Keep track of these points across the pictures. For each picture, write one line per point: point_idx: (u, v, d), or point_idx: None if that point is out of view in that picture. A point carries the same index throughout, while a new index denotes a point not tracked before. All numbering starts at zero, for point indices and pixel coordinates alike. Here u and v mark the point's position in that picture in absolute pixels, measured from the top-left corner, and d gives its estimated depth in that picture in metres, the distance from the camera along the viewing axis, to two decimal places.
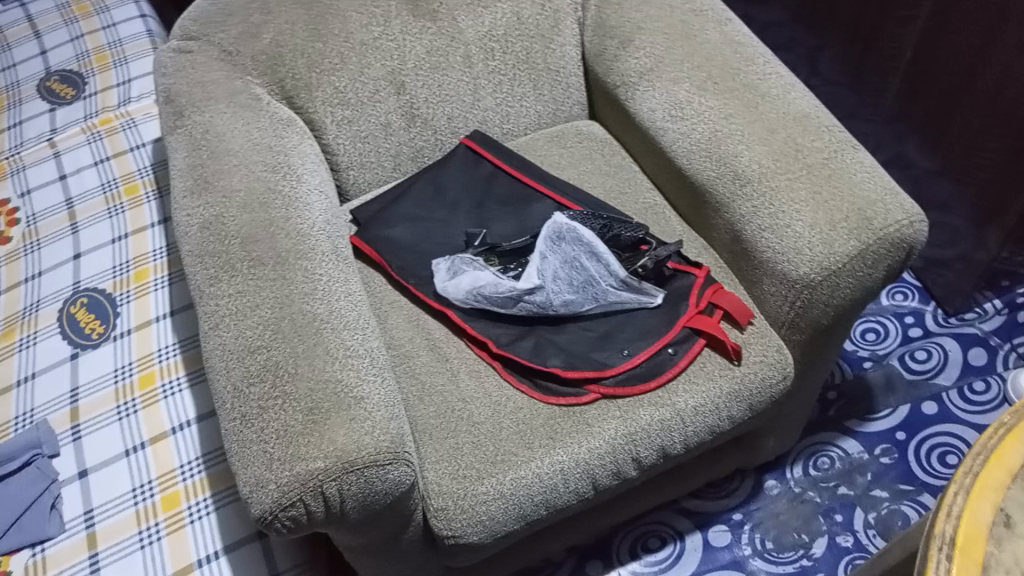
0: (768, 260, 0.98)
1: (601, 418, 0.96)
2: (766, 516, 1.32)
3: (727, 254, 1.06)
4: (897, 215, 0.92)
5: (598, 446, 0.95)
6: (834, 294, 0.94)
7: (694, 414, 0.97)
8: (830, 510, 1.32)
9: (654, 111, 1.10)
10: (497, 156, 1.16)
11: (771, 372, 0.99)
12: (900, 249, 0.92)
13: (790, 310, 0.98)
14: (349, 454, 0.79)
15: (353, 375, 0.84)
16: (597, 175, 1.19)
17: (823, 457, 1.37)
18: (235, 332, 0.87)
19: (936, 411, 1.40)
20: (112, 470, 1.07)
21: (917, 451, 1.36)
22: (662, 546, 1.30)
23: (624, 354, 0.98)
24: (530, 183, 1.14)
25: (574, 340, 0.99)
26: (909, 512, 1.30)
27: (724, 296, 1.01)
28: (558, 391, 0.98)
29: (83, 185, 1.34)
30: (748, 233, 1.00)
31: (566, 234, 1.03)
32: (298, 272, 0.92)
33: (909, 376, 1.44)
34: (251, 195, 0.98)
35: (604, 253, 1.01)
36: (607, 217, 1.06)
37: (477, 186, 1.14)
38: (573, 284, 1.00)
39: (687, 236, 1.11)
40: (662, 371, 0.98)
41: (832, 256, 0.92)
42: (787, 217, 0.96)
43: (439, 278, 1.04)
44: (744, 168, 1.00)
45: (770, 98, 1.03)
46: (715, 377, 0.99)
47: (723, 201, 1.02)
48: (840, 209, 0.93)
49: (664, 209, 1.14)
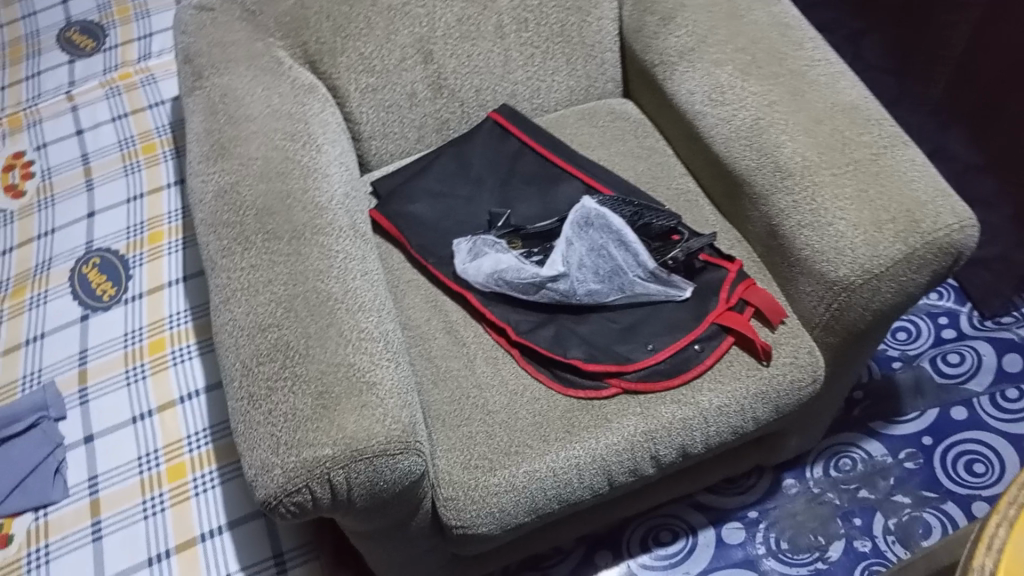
0: (806, 258, 0.93)
1: (621, 413, 0.93)
2: (782, 515, 1.29)
3: (762, 249, 1.02)
4: (947, 218, 0.87)
5: (616, 442, 0.92)
6: (874, 298, 0.89)
7: (717, 413, 0.94)
8: (849, 513, 1.28)
9: (692, 93, 1.05)
10: (525, 133, 1.12)
11: (801, 375, 0.96)
12: (947, 254, 0.87)
13: (826, 311, 0.94)
14: (359, 442, 0.76)
15: (366, 359, 0.81)
16: (628, 158, 1.14)
17: (845, 458, 1.33)
18: (246, 308, 0.84)
19: (966, 417, 1.36)
20: (119, 436, 1.05)
21: (943, 458, 1.32)
22: (674, 540, 1.27)
23: (649, 349, 0.94)
24: (559, 162, 1.09)
25: (597, 331, 0.96)
26: (931, 520, 1.27)
27: (756, 293, 0.97)
28: (578, 384, 0.94)
29: (99, 142, 1.30)
30: (786, 229, 0.95)
31: (594, 220, 0.98)
32: (314, 248, 0.88)
33: (940, 379, 1.39)
34: (268, 164, 0.94)
35: (634, 243, 0.97)
36: (639, 203, 1.01)
37: (504, 164, 1.10)
38: (599, 273, 0.96)
39: (720, 227, 1.06)
40: (687, 368, 0.95)
41: (875, 259, 0.87)
42: (830, 215, 0.91)
43: (459, 260, 1.00)
44: (786, 160, 0.95)
45: (818, 86, 0.98)
46: (741, 377, 0.95)
47: (761, 193, 0.97)
48: (886, 209, 0.88)
49: (697, 196, 1.10)
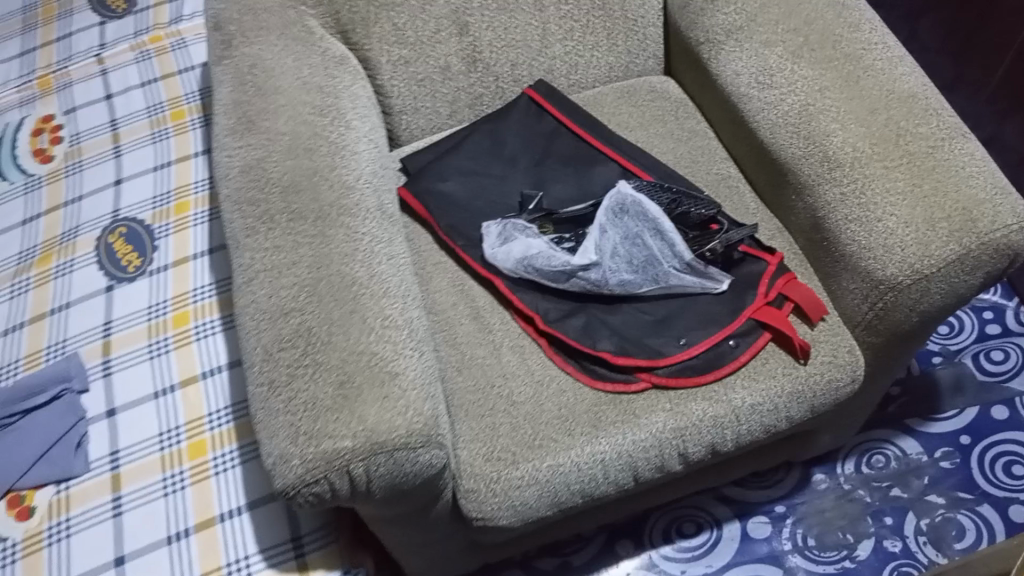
0: (851, 255, 0.89)
1: (649, 408, 0.90)
2: (810, 511, 1.26)
3: (804, 241, 0.97)
4: (1006, 218, 0.82)
5: (644, 438, 0.89)
6: (922, 299, 0.85)
7: (748, 412, 0.91)
8: (879, 512, 1.25)
9: (738, 75, 1.00)
10: (561, 112, 1.08)
11: (839, 375, 0.92)
12: (1004, 256, 0.82)
13: (869, 310, 0.89)
14: (379, 435, 0.74)
15: (390, 348, 0.79)
16: (667, 140, 1.10)
17: (879, 455, 1.29)
18: (269, 290, 0.82)
19: (1006, 417, 1.31)
20: (142, 411, 1.04)
21: (981, 459, 1.28)
22: (697, 533, 1.25)
23: (681, 344, 0.91)
24: (596, 144, 1.06)
25: (628, 323, 0.92)
26: (965, 522, 1.23)
27: (796, 288, 0.93)
28: (606, 377, 0.91)
29: (129, 107, 1.29)
30: (831, 222, 0.90)
31: (630, 207, 0.94)
32: (339, 230, 0.85)
33: (982, 377, 1.34)
34: (296, 139, 0.91)
35: (670, 232, 0.93)
36: (677, 190, 0.97)
37: (539, 143, 1.07)
38: (633, 262, 0.92)
39: (761, 216, 1.02)
40: (720, 364, 0.91)
41: (926, 259, 0.83)
42: (879, 209, 0.86)
43: (488, 243, 0.97)
44: (835, 150, 0.90)
45: (873, 72, 0.92)
46: (776, 375, 0.92)
47: (807, 183, 0.93)
48: (940, 205, 0.83)
49: (737, 182, 1.05)
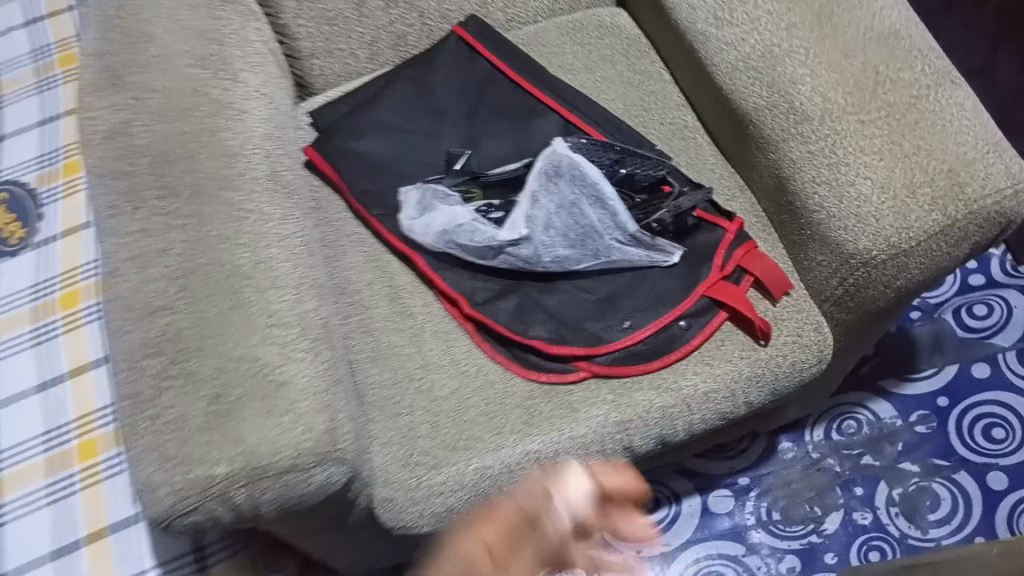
0: (819, 224, 0.76)
1: (589, 401, 0.80)
2: (775, 483, 1.17)
3: (768, 203, 0.85)
4: (998, 179, 0.70)
5: (583, 434, 0.78)
6: (898, 276, 0.73)
7: (701, 402, 0.80)
8: (849, 481, 1.17)
9: (695, 9, 0.86)
10: (495, 53, 0.94)
11: (803, 356, 0.82)
12: (993, 225, 0.71)
13: (838, 285, 0.78)
14: (261, 457, 0.63)
15: (275, 353, 0.67)
16: (617, 84, 0.96)
17: (850, 420, 1.20)
18: (133, 284, 0.69)
19: (987, 376, 1.22)
20: (26, 406, 0.93)
21: (959, 422, 1.19)
22: (654, 509, 1.17)
23: (626, 328, 0.80)
24: (533, 91, 0.92)
25: (566, 304, 0.81)
26: (940, 492, 1.15)
27: (756, 260, 0.82)
28: (541, 367, 0.80)
29: (9, 50, 1.11)
30: (796, 184, 0.78)
31: (566, 170, 0.81)
32: (219, 207, 0.72)
33: (962, 334, 1.24)
34: (170, 98, 0.77)
35: (611, 200, 0.81)
36: (621, 147, 0.83)
37: (472, 90, 0.93)
38: (569, 236, 0.81)
39: (721, 174, 0.90)
40: (669, 349, 0.81)
41: (904, 232, 0.71)
42: (852, 172, 0.73)
43: (406, 214, 0.84)
44: (803, 100, 0.77)
45: (848, 5, 0.79)
46: (733, 358, 0.81)
47: (770, 138, 0.80)
48: (922, 166, 0.71)
49: (694, 133, 0.92)
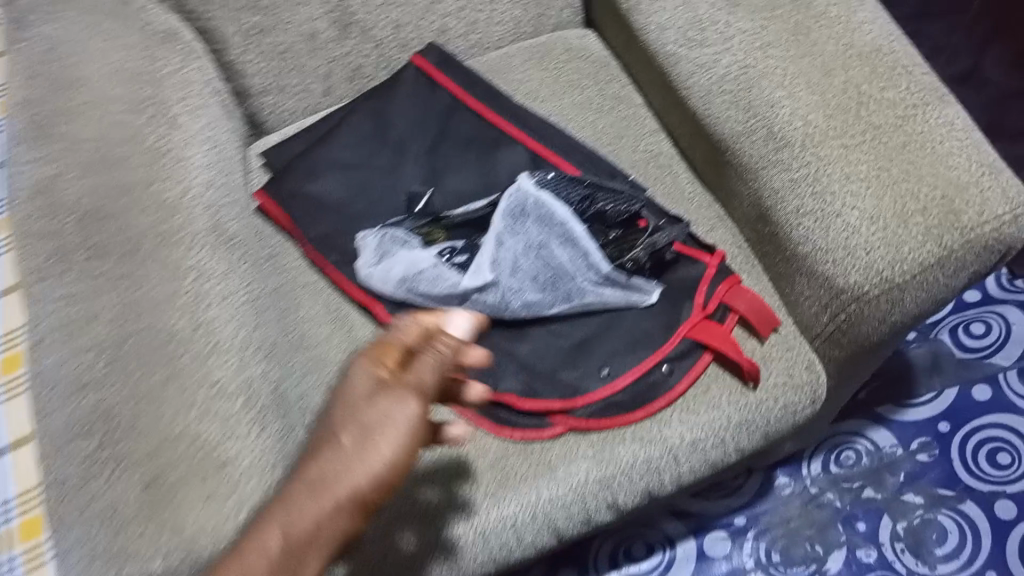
0: (806, 256, 0.71)
1: (568, 457, 0.74)
2: (774, 521, 1.11)
3: (751, 233, 0.80)
4: (995, 206, 0.64)
5: (561, 493, 0.73)
6: (893, 311, 0.68)
7: (688, 452, 0.74)
8: (850, 517, 1.10)
9: (664, 30, 0.81)
10: (456, 83, 0.89)
11: (796, 398, 0.76)
12: (992, 253, 0.65)
13: (829, 320, 0.72)
14: (200, 549, 0.56)
15: (215, 429, 0.61)
16: (587, 110, 0.91)
17: (848, 451, 1.14)
18: (60, 356, 0.63)
19: (988, 397, 1.15)
20: None
21: (962, 448, 1.12)
22: (647, 555, 1.11)
23: (603, 376, 0.75)
24: (498, 122, 0.87)
25: (540, 352, 0.76)
26: (947, 524, 1.08)
27: (740, 295, 0.76)
28: (514, 422, 0.75)
29: None
30: (779, 214, 0.73)
31: (532, 210, 0.77)
32: (153, 266, 0.66)
33: (961, 354, 1.18)
34: (102, 149, 0.71)
35: (582, 239, 0.75)
36: (591, 181, 0.78)
37: (432, 123, 0.88)
38: (538, 278, 0.75)
39: (699, 203, 0.84)
40: (652, 398, 0.75)
41: (898, 265, 0.65)
42: (837, 200, 0.68)
43: (364, 260, 0.79)
44: (782, 124, 0.71)
45: (827, 22, 0.74)
46: (721, 403, 0.75)
47: (749, 166, 0.74)
48: (913, 194, 0.66)
49: (671, 160, 0.87)
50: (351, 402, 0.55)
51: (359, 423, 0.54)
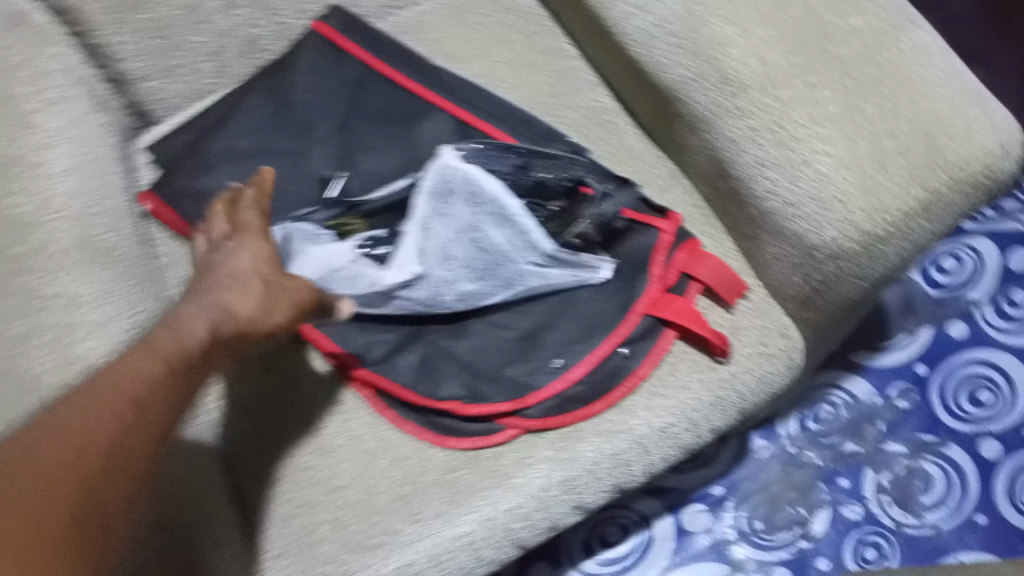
0: (772, 214, 0.62)
1: (524, 462, 0.65)
2: (753, 488, 1.05)
3: (707, 190, 0.71)
4: (983, 139, 0.58)
5: (521, 504, 0.64)
6: (875, 266, 0.60)
7: (658, 439, 0.66)
8: (832, 474, 1.04)
9: None
10: (365, 49, 0.78)
11: (772, 367, 0.68)
12: (980, 191, 0.59)
13: (803, 282, 0.65)
14: None
15: None
16: (515, 67, 0.80)
17: (825, 405, 1.08)
18: None
19: (964, 334, 1.10)
20: None
21: (941, 389, 1.07)
22: (624, 538, 1.04)
23: (557, 368, 0.66)
24: (416, 89, 0.76)
25: (481, 348, 0.68)
26: (932, 471, 1.03)
27: (703, 263, 0.67)
28: (460, 431, 0.67)
29: None
30: (738, 169, 0.63)
31: (460, 189, 0.69)
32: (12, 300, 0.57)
33: (933, 292, 1.12)
34: None
35: (516, 217, 0.69)
36: (524, 150, 0.70)
37: (338, 99, 0.77)
38: (474, 266, 0.68)
39: (648, 161, 0.75)
40: (613, 385, 0.66)
41: (879, 215, 0.57)
42: (805, 148, 0.59)
43: None
44: (734, 65, 0.62)
45: None
46: (689, 381, 0.67)
47: (703, 117, 0.65)
48: (890, 133, 0.58)
49: (612, 115, 0.78)
50: (241, 261, 0.55)
51: (269, 280, 0.55)
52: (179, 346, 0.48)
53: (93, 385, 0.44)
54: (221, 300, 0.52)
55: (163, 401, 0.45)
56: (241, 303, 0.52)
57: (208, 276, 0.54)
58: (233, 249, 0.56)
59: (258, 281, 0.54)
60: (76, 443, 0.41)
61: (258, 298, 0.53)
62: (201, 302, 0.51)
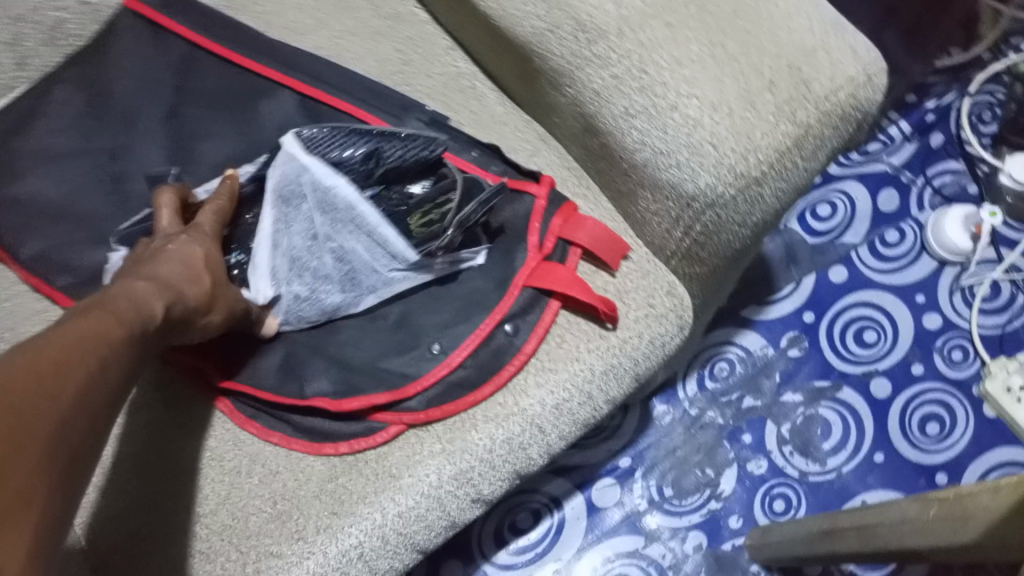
0: (645, 166, 0.59)
1: (410, 460, 0.60)
2: (660, 455, 1.03)
3: (577, 150, 0.67)
4: (847, 67, 0.55)
5: (411, 505, 0.59)
6: (753, 210, 0.58)
7: (553, 418, 0.62)
8: (735, 432, 1.03)
9: None
10: (189, 27, 0.70)
11: (663, 327, 0.65)
12: (849, 123, 0.57)
13: (683, 236, 0.62)
14: None
15: None
16: (361, 36, 0.74)
17: (722, 362, 1.07)
18: None
19: (846, 278, 1.11)
20: None
21: (830, 334, 1.08)
22: (535, 524, 1.00)
23: (436, 354, 0.62)
24: (250, 65, 0.69)
25: (351, 344, 0.64)
26: (829, 416, 1.04)
27: (581, 227, 0.63)
28: (336, 434, 0.62)
29: None
30: (605, 122, 0.60)
31: (306, 192, 0.62)
32: None
33: (813, 240, 1.12)
34: None
35: (371, 223, 0.61)
36: (375, 134, 0.62)
37: (164, 83, 0.69)
38: (329, 279, 0.63)
39: (514, 124, 0.71)
40: (499, 366, 0.62)
41: (752, 156, 0.55)
42: (670, 91, 0.56)
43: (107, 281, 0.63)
44: (590, 10, 0.57)
45: None
46: (579, 354, 0.63)
47: (561, 70, 0.60)
48: (755, 68, 0.55)
49: (473, 79, 0.73)
50: (186, 255, 0.53)
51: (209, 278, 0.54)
52: (134, 319, 0.45)
53: (65, 329, 0.40)
54: (168, 282, 0.50)
55: (116, 380, 0.41)
56: (184, 292, 0.51)
57: (150, 258, 0.52)
58: (177, 240, 0.55)
59: (201, 277, 0.53)
60: (42, 405, 0.35)
61: (200, 290, 0.52)
62: (151, 279, 0.49)
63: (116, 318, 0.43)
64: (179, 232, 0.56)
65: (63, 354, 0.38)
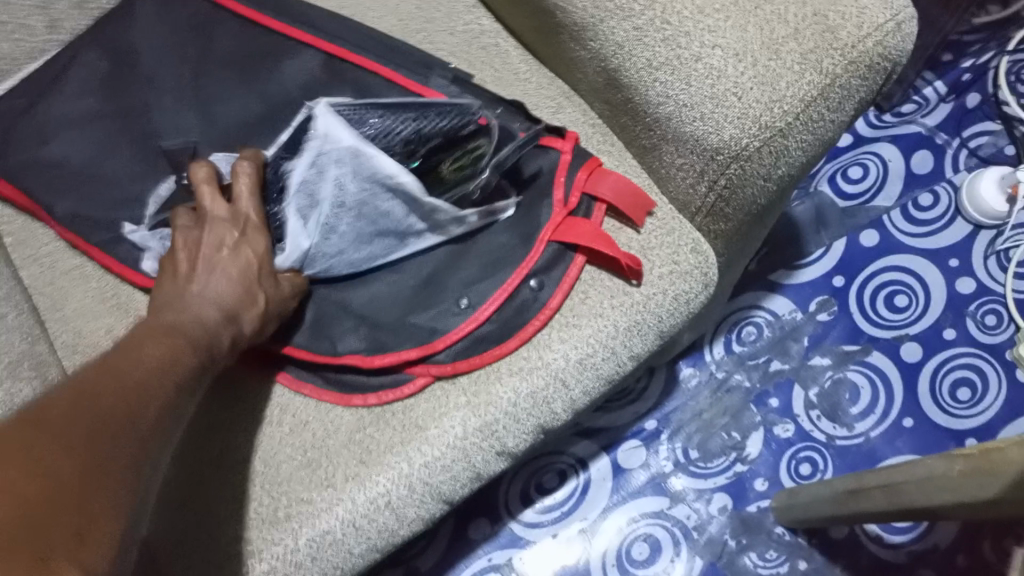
0: (668, 118, 0.59)
1: (435, 412, 0.61)
2: (685, 418, 1.03)
3: (601, 105, 0.67)
4: (875, 14, 0.54)
5: (437, 456, 0.60)
6: (779, 163, 0.57)
7: (577, 372, 0.62)
8: (762, 395, 1.03)
9: None
10: None
11: (689, 284, 0.65)
12: (878, 73, 0.55)
13: (708, 190, 0.61)
14: None
15: None
16: None
17: (749, 326, 1.06)
18: None
19: (878, 242, 1.09)
20: None
21: (860, 298, 1.07)
22: (561, 485, 1.02)
23: (464, 309, 0.62)
24: (275, 25, 0.70)
25: (379, 299, 0.64)
26: (857, 380, 1.03)
27: (605, 181, 0.63)
28: (365, 387, 0.63)
29: None
30: (628, 75, 0.60)
31: (343, 158, 0.59)
32: None
33: (843, 203, 1.11)
34: None
35: (413, 192, 0.59)
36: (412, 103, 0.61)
37: (191, 44, 0.71)
38: (367, 237, 0.62)
39: (537, 81, 0.71)
40: (523, 322, 0.62)
41: (776, 106, 0.54)
42: (693, 41, 0.56)
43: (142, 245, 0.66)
44: None
45: None
46: (603, 310, 0.63)
47: (584, 23, 0.61)
48: (780, 16, 0.55)
49: (495, 36, 0.73)
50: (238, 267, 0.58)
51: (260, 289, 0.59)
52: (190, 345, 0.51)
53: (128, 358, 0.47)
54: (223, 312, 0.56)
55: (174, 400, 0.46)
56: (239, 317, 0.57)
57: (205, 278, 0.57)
58: (228, 244, 0.58)
59: (246, 286, 0.58)
60: (104, 394, 0.41)
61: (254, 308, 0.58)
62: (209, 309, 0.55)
63: (174, 348, 0.50)
64: (228, 224, 0.59)
65: (127, 373, 0.45)
